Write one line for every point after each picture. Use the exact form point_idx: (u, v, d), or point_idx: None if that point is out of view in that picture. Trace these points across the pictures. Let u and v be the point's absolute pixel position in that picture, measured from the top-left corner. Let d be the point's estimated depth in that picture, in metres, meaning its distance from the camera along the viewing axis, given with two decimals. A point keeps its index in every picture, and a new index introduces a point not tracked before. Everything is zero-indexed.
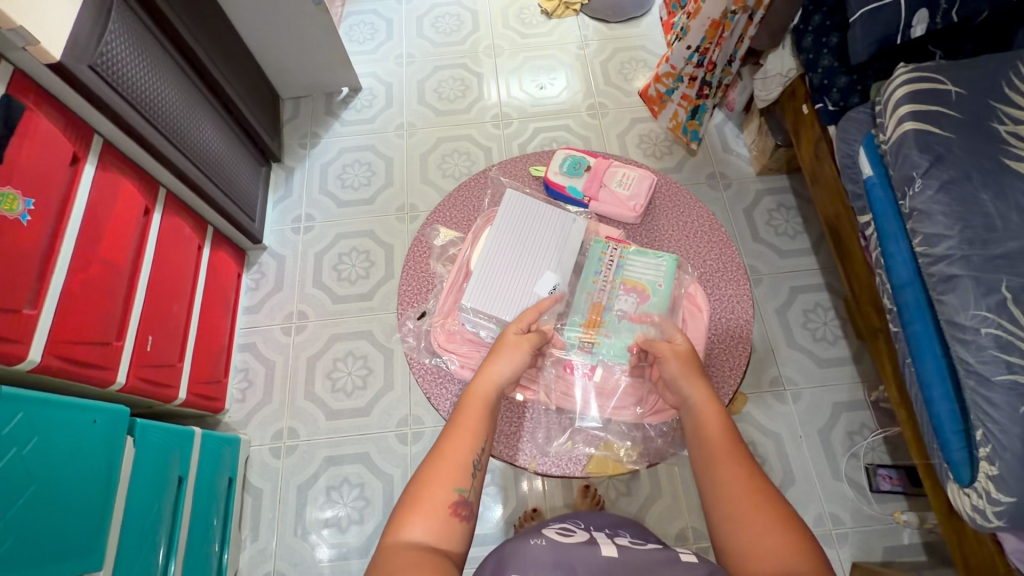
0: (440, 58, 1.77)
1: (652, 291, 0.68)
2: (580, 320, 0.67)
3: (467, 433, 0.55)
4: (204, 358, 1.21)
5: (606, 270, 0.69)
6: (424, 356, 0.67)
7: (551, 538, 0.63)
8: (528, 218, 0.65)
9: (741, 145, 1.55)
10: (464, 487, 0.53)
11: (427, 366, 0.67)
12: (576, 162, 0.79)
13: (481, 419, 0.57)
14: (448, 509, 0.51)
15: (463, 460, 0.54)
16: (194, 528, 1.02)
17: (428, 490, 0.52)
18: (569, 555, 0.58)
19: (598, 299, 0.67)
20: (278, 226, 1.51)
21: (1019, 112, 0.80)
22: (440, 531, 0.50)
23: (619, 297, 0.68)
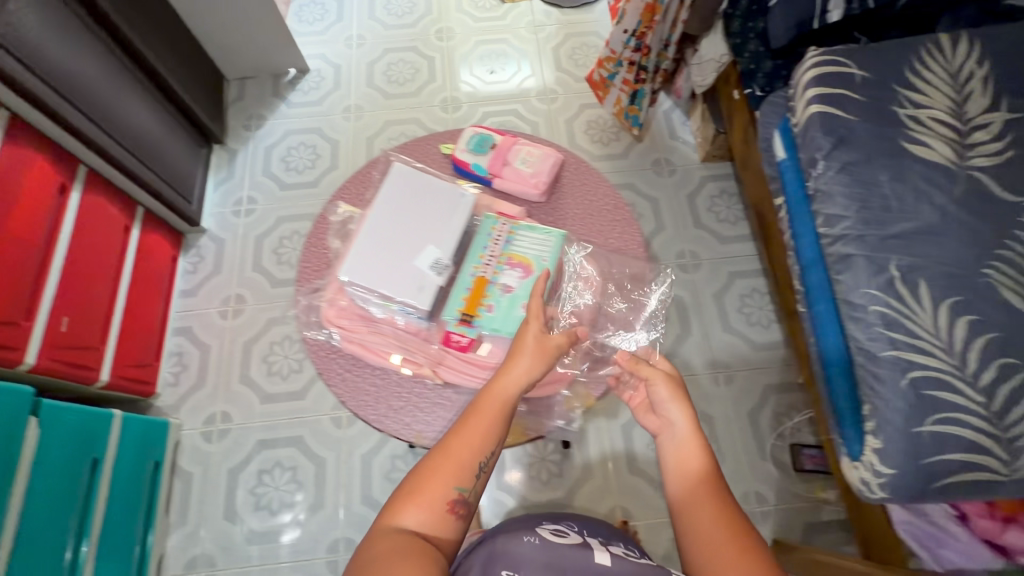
0: (392, 41, 1.74)
1: (535, 266, 0.63)
2: (461, 296, 0.62)
3: (479, 433, 0.53)
4: (132, 341, 1.19)
5: (493, 245, 0.64)
6: (316, 330, 0.67)
7: (546, 537, 0.63)
8: (413, 191, 0.63)
9: (688, 132, 1.56)
10: (465, 487, 0.51)
11: (318, 340, 0.67)
12: (482, 140, 0.78)
13: (496, 421, 0.54)
14: (446, 506, 0.50)
15: (469, 461, 0.52)
16: (113, 511, 1.01)
17: (430, 484, 0.51)
18: (561, 558, 0.58)
19: (482, 273, 0.63)
20: (219, 208, 1.49)
21: (921, 96, 0.81)
22: (435, 525, 0.50)
23: (503, 273, 0.63)
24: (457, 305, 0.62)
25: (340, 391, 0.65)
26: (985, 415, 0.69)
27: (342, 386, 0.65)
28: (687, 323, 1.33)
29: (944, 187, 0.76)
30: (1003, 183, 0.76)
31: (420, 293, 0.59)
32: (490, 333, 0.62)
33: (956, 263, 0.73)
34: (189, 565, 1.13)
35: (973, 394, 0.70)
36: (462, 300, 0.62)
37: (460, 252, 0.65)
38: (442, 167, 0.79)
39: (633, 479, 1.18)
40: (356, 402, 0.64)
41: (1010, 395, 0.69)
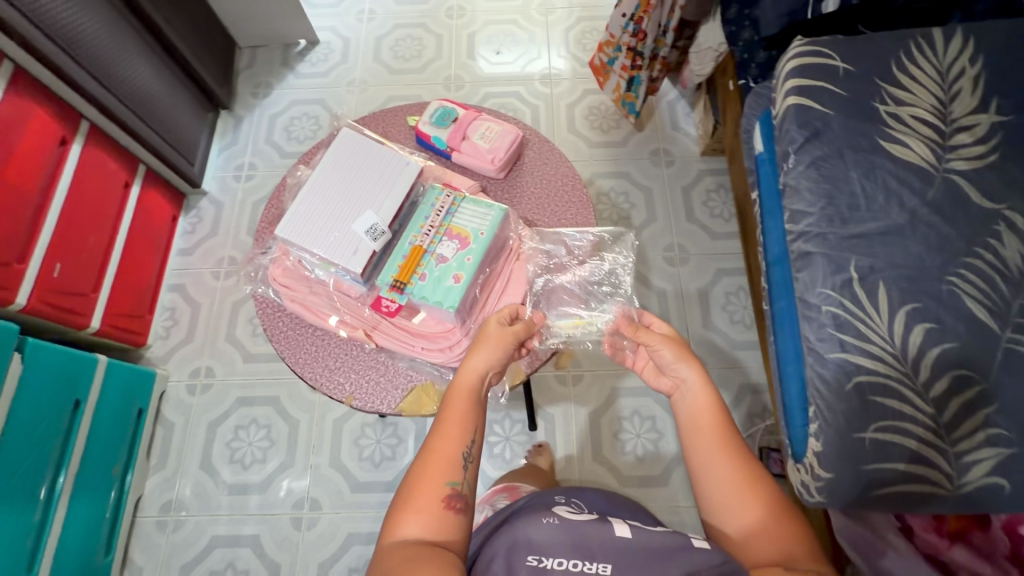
0: (401, 17, 1.75)
1: (472, 239, 0.63)
2: (396, 262, 0.63)
3: (454, 427, 0.55)
4: (125, 292, 1.25)
5: (435, 215, 0.65)
6: (263, 289, 0.69)
7: (564, 516, 0.58)
8: (359, 156, 0.64)
9: (690, 124, 1.53)
10: (457, 480, 0.53)
11: (266, 299, 0.69)
12: (445, 113, 0.78)
13: (470, 411, 0.56)
14: (442, 503, 0.51)
15: (452, 453, 0.53)
16: (92, 449, 1.07)
17: (421, 488, 0.52)
18: (584, 538, 0.54)
19: (419, 242, 0.63)
20: (220, 173, 1.53)
21: (903, 93, 0.77)
22: (437, 525, 0.50)
23: (441, 243, 0.63)
24: (392, 271, 0.63)
25: (282, 348, 0.67)
26: (931, 425, 0.67)
27: (286, 344, 0.67)
28: (667, 317, 1.32)
29: (916, 189, 0.74)
30: (981, 188, 0.73)
31: (353, 256, 0.60)
32: (416, 298, 0.61)
33: (917, 267, 0.71)
34: (163, 509, 1.19)
35: (921, 403, 0.68)
36: (396, 268, 0.63)
37: (402, 220, 0.65)
38: (405, 138, 0.80)
39: (595, 465, 1.19)
40: (297, 359, 0.67)
41: (959, 407, 0.67)
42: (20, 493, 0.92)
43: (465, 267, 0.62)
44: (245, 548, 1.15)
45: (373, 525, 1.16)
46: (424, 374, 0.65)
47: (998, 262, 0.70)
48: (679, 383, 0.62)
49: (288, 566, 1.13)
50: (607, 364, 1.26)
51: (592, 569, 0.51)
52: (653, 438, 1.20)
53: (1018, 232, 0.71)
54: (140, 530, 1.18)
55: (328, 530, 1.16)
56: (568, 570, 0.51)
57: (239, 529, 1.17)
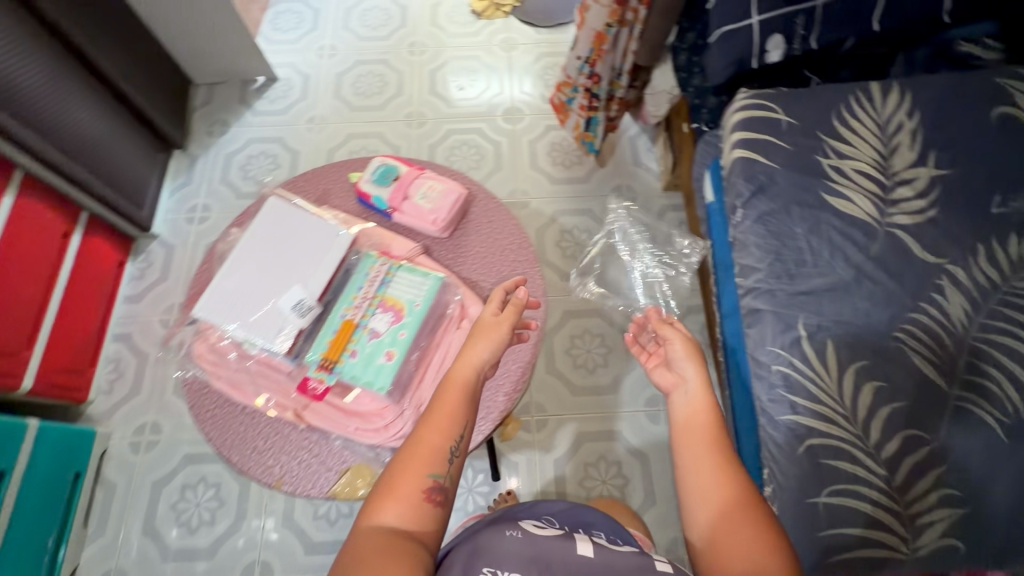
0: (363, 53, 1.73)
1: (407, 311, 0.61)
2: (326, 339, 0.61)
3: (443, 419, 0.54)
4: (63, 347, 1.18)
5: (368, 286, 0.63)
6: (187, 365, 0.65)
7: (528, 531, 0.60)
8: (287, 226, 0.62)
9: (652, 159, 1.53)
10: (440, 473, 0.51)
11: (190, 376, 0.65)
12: (387, 171, 0.75)
13: (460, 404, 0.55)
14: (421, 496, 0.50)
15: (438, 446, 0.52)
16: (20, 522, 0.99)
17: (403, 479, 0.51)
18: (544, 553, 0.56)
19: (351, 316, 0.61)
20: (173, 214, 1.48)
21: (845, 146, 0.78)
22: (413, 517, 0.49)
23: (374, 316, 0.61)
24: (322, 348, 0.61)
25: (207, 428, 0.63)
26: (884, 487, 0.66)
27: (212, 423, 0.63)
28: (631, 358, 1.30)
29: (861, 244, 0.73)
30: (922, 241, 0.73)
31: (279, 335, 0.58)
32: (346, 379, 0.59)
33: (864, 323, 0.70)
34: None
35: (873, 465, 0.66)
36: (326, 345, 0.60)
37: (335, 291, 0.63)
38: (347, 196, 0.77)
39: None
40: (224, 441, 0.62)
41: (911, 467, 0.66)
42: None
43: (399, 343, 0.60)
44: None
45: None
46: (359, 455, 0.62)
47: (942, 317, 0.70)
48: (681, 381, 0.64)
49: None
50: (571, 409, 1.24)
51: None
52: (620, 484, 1.18)
53: (960, 286, 0.71)
54: None
55: None
56: None
57: None
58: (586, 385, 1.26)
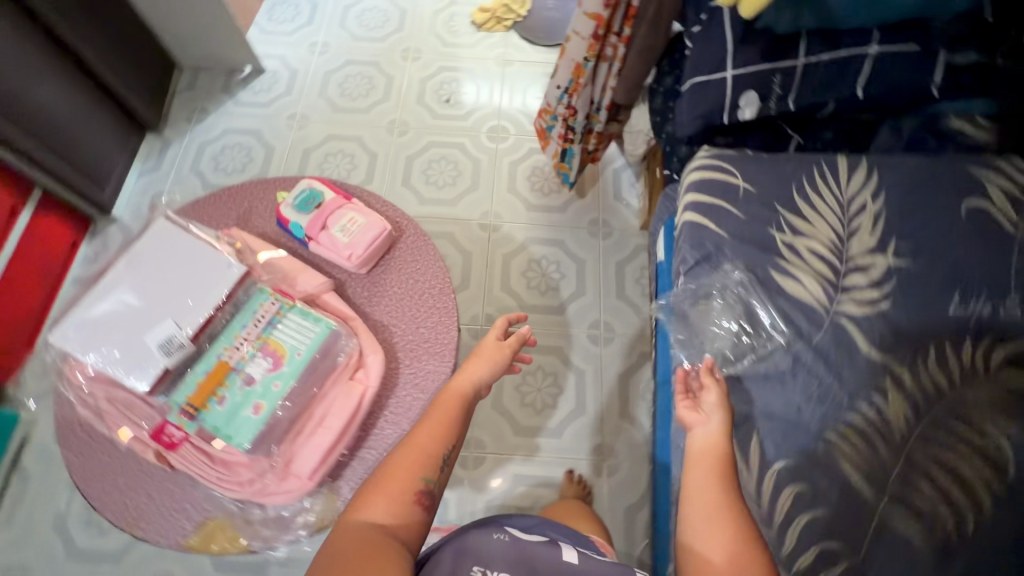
0: (356, 53, 1.70)
1: (286, 360, 0.60)
2: (194, 382, 0.59)
3: (440, 428, 0.59)
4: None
5: (252, 326, 0.61)
6: (60, 388, 0.61)
7: (514, 534, 0.62)
8: (176, 254, 0.62)
9: (633, 195, 1.48)
10: (430, 478, 0.56)
11: (60, 400, 0.61)
12: (309, 197, 0.71)
13: (457, 415, 0.60)
14: (412, 496, 0.54)
15: (433, 453, 0.57)
16: None
17: (396, 479, 0.54)
18: (529, 556, 0.58)
19: (226, 358, 0.59)
20: (136, 199, 1.45)
21: (800, 222, 0.77)
22: (401, 516, 0.53)
23: (252, 360, 0.60)
24: (190, 390, 0.58)
25: (68, 455, 0.60)
26: None
27: (75, 451, 0.60)
28: (582, 402, 1.25)
29: (803, 331, 0.71)
30: (867, 335, 0.69)
31: (140, 372, 0.57)
32: (207, 429, 0.58)
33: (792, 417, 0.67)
34: None
35: None
36: (193, 388, 0.58)
37: (215, 328, 0.61)
38: (269, 217, 0.74)
39: None
40: (85, 472, 0.60)
41: None
42: None
43: (270, 394, 0.59)
44: None
45: None
46: (223, 506, 0.60)
47: (879, 423, 0.65)
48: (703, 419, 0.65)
49: None
50: (510, 448, 1.20)
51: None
52: None
53: (902, 391, 0.66)
54: None
55: None
56: None
57: None
58: (531, 425, 1.22)
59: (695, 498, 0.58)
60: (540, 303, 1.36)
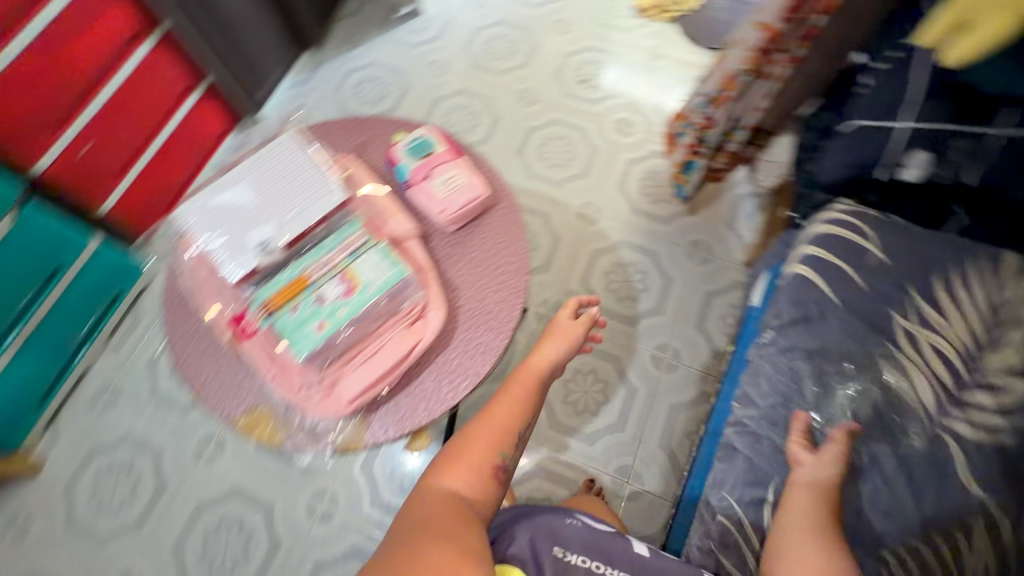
0: (509, 14, 1.70)
1: (358, 291, 0.63)
2: (277, 286, 0.64)
3: (516, 410, 0.71)
4: (149, 187, 1.32)
5: (338, 252, 0.65)
6: (174, 257, 0.70)
7: (586, 521, 0.69)
8: (286, 164, 0.66)
9: (748, 227, 1.37)
10: (505, 453, 0.68)
11: (172, 265, 0.70)
12: (421, 145, 0.73)
13: (530, 399, 0.72)
14: (489, 467, 0.66)
15: (509, 431, 0.69)
16: (56, 315, 1.15)
17: (475, 452, 0.67)
18: (604, 546, 0.66)
19: (307, 273, 0.64)
20: (281, 106, 1.58)
21: (935, 316, 0.70)
22: (478, 483, 0.65)
23: (329, 282, 0.63)
24: (271, 292, 0.64)
25: (167, 313, 0.69)
26: None
27: (172, 313, 0.69)
28: (625, 419, 1.21)
29: (892, 435, 0.67)
30: (974, 469, 0.64)
31: (235, 262, 0.63)
32: (277, 332, 0.63)
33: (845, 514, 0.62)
34: (100, 389, 1.27)
35: None
36: (275, 291, 0.64)
37: (305, 244, 0.65)
38: (381, 153, 0.77)
39: None
40: (178, 334, 0.68)
41: None
42: None
43: (335, 317, 0.62)
44: (145, 456, 1.20)
45: (258, 490, 1.17)
46: (271, 401, 0.65)
47: None
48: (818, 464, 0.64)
49: (173, 489, 1.18)
50: (541, 438, 1.20)
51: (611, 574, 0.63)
52: None
53: None
54: (76, 398, 1.26)
55: (220, 475, 1.19)
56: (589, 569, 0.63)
57: (149, 438, 1.22)
58: (567, 424, 1.21)
59: (786, 520, 0.62)
60: (614, 308, 1.32)
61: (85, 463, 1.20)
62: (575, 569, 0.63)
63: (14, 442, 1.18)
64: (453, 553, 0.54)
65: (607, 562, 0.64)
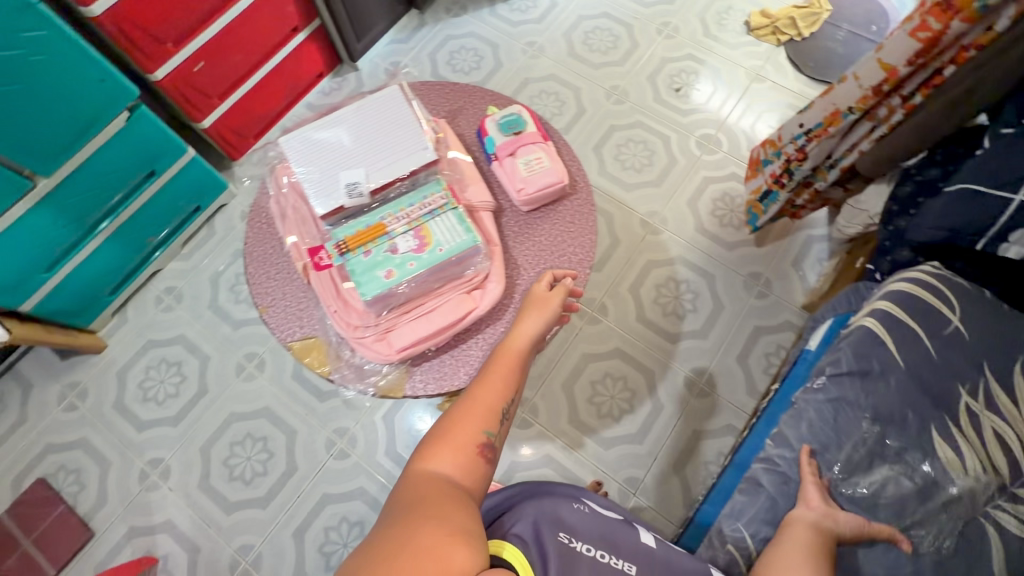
0: (616, 9, 1.67)
1: (428, 248, 0.65)
2: (356, 228, 0.67)
3: (499, 384, 0.61)
4: (244, 112, 1.40)
5: (417, 208, 0.67)
6: (264, 185, 0.75)
7: (594, 510, 0.67)
8: (389, 116, 0.69)
9: (814, 271, 1.32)
10: (491, 431, 0.59)
11: (259, 190, 0.75)
12: (514, 122, 0.75)
13: (514, 372, 0.62)
14: (476, 447, 0.57)
15: (493, 406, 0.60)
16: (144, 213, 1.24)
17: (459, 432, 0.57)
18: (611, 536, 0.63)
19: (386, 222, 0.66)
20: (377, 59, 1.63)
21: (1004, 401, 0.67)
22: (466, 467, 0.55)
23: (403, 235, 0.66)
24: (348, 233, 0.67)
25: (249, 232, 0.73)
26: None
27: (255, 234, 0.73)
28: (645, 432, 1.21)
29: (929, 512, 0.65)
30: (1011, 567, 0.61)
31: (325, 199, 0.66)
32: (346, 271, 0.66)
33: None
34: (166, 290, 1.37)
35: None
36: (351, 233, 0.66)
37: (389, 195, 0.68)
38: (472, 123, 0.79)
39: None
40: (255, 253, 0.72)
41: None
42: (71, 213, 1.10)
43: (403, 269, 0.65)
44: (194, 359, 1.30)
45: (285, 415, 1.24)
46: (327, 334, 0.69)
47: None
48: (848, 519, 0.63)
49: (211, 395, 1.26)
50: (558, 431, 1.21)
51: (618, 563, 0.60)
52: None
53: None
54: (145, 294, 1.36)
55: (255, 393, 1.27)
56: (596, 556, 0.60)
57: (200, 344, 1.31)
58: (586, 424, 1.21)
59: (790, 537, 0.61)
60: (658, 322, 1.30)
61: (140, 353, 1.30)
62: (580, 558, 0.58)
63: (85, 323, 1.27)
64: (445, 540, 0.45)
65: (614, 552, 0.62)
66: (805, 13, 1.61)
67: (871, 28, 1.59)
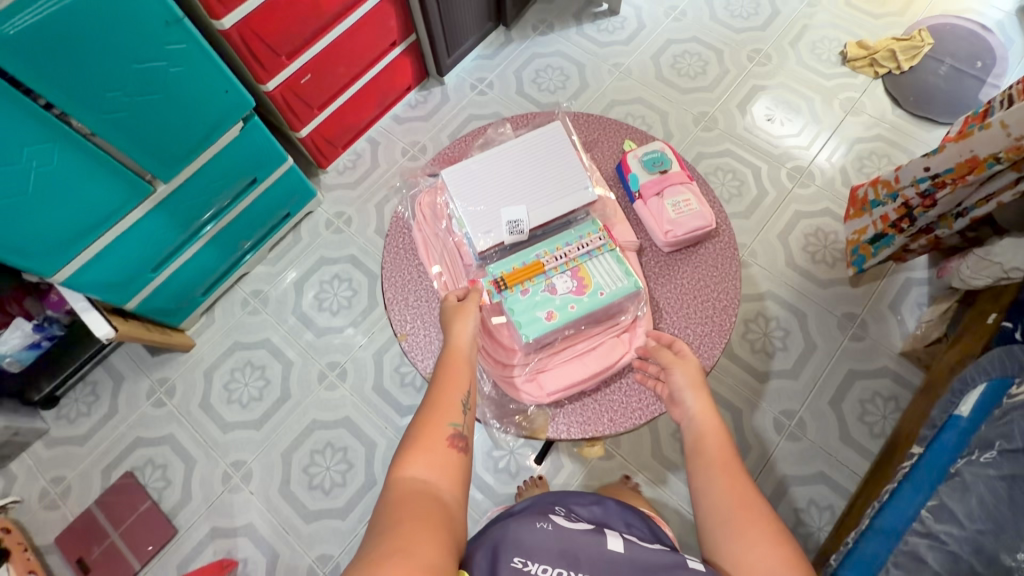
0: (705, 34, 1.65)
1: (589, 291, 0.69)
2: (514, 264, 0.70)
3: (453, 381, 0.61)
4: (336, 122, 1.41)
5: (574, 248, 0.71)
6: (406, 219, 0.78)
7: (559, 523, 0.58)
8: (551, 153, 0.74)
9: (914, 316, 1.27)
10: (458, 423, 0.59)
11: (401, 225, 0.78)
12: (658, 160, 0.76)
13: (464, 370, 0.63)
14: (446, 441, 0.57)
15: (453, 401, 0.60)
16: (242, 219, 1.27)
17: (426, 434, 0.57)
18: (575, 550, 0.55)
19: (544, 260, 0.70)
20: (464, 74, 1.64)
21: None
22: (440, 467, 0.55)
23: (561, 275, 0.70)
24: (504, 268, 0.70)
25: (389, 261, 0.76)
26: None
27: (392, 260, 0.77)
28: None
29: None
30: None
31: (485, 235, 0.70)
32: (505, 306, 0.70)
33: None
34: (252, 293, 1.39)
35: None
36: (509, 269, 0.70)
37: (546, 232, 0.73)
38: (609, 157, 0.80)
39: None
40: (391, 279, 0.75)
41: None
42: (179, 216, 1.12)
43: (564, 310, 0.68)
44: (277, 364, 1.31)
45: (366, 427, 1.25)
46: None
47: None
48: None
49: (294, 402, 1.28)
50: (641, 464, 1.18)
51: None
52: None
53: None
54: (232, 295, 1.39)
55: (336, 402, 1.27)
56: None
57: (285, 348, 1.33)
58: (669, 459, 1.18)
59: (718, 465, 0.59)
60: (746, 359, 1.26)
61: (226, 355, 1.33)
62: None
63: (176, 322, 1.30)
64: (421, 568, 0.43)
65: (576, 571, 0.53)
66: (905, 47, 1.55)
67: (977, 64, 1.52)
